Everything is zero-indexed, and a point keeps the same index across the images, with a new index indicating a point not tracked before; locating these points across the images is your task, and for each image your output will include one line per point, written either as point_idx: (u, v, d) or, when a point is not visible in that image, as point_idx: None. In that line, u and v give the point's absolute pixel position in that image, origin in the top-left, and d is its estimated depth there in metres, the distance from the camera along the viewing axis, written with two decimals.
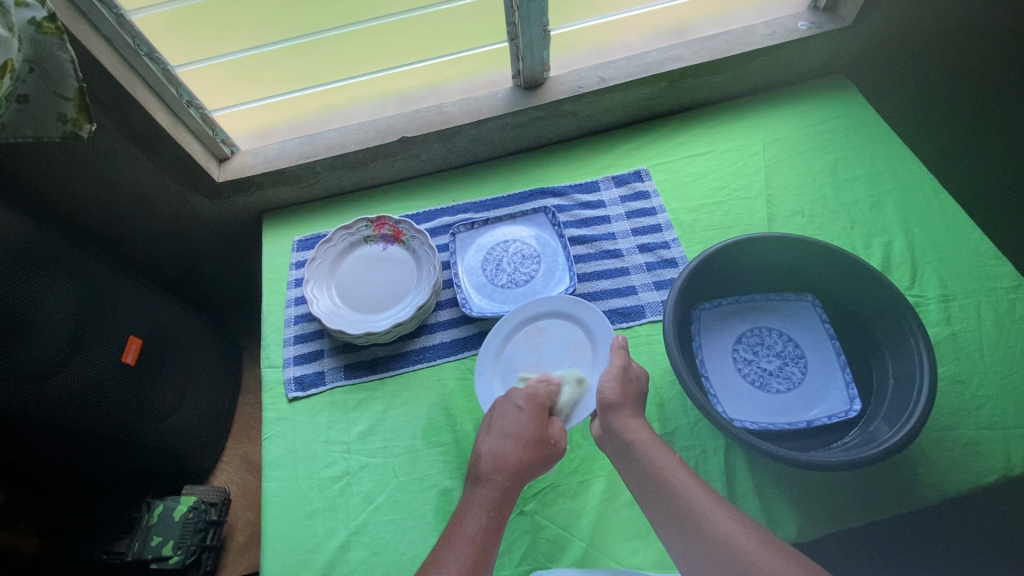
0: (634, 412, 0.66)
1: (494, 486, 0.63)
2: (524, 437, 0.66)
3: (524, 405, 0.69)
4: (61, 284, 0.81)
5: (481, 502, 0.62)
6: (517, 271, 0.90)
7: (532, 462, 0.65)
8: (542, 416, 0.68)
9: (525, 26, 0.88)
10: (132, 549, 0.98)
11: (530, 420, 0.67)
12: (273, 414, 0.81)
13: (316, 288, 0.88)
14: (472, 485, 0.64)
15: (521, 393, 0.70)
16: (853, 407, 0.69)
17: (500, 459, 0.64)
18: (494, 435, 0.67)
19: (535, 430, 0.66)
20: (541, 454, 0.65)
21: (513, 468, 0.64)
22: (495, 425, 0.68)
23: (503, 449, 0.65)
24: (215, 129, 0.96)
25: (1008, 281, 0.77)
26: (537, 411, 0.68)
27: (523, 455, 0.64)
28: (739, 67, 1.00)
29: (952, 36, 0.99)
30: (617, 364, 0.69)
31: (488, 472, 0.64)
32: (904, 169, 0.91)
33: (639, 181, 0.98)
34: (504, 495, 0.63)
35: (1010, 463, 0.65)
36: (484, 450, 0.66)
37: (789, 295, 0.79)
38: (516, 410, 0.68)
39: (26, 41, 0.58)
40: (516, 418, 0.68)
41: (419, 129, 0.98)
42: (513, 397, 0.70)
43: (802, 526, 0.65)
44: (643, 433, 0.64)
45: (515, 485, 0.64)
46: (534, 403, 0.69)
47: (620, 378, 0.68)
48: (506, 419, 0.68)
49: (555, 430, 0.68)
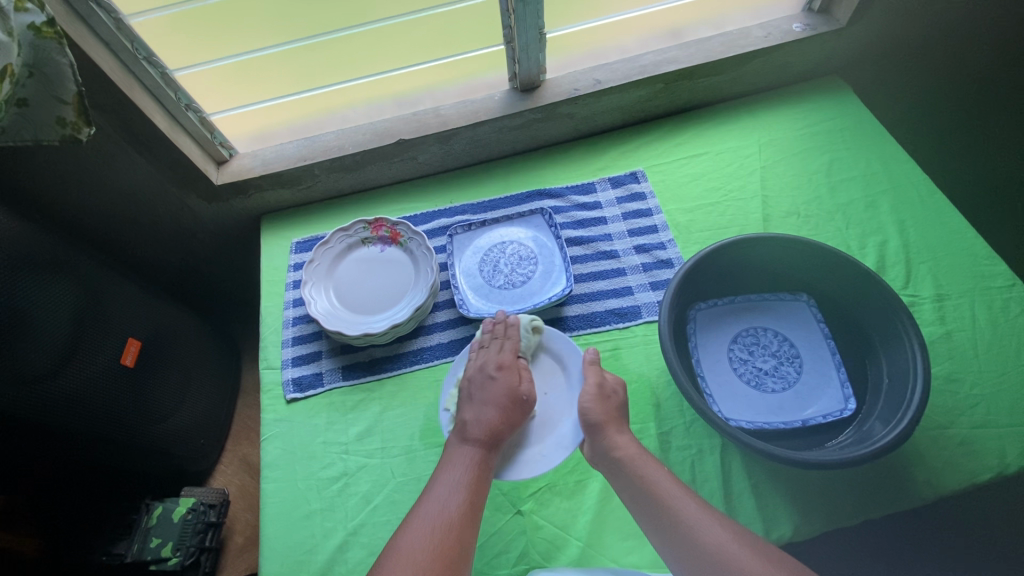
0: (620, 429, 0.67)
1: (478, 448, 0.65)
2: (504, 400, 0.69)
3: (498, 370, 0.71)
4: (61, 287, 0.82)
5: (465, 463, 0.64)
6: (514, 272, 0.91)
7: (513, 420, 0.68)
8: (515, 374, 0.71)
9: (521, 29, 0.89)
10: (131, 550, 0.98)
11: (507, 385, 0.70)
12: (271, 415, 0.81)
13: (314, 289, 0.89)
14: (455, 446, 0.66)
15: (492, 361, 0.72)
16: (847, 407, 0.70)
17: (484, 421, 0.67)
18: (474, 402, 0.69)
19: (512, 392, 0.69)
20: (521, 413, 0.69)
21: (496, 430, 0.66)
22: (475, 394, 0.70)
23: (484, 412, 0.67)
24: (213, 132, 0.97)
25: (1001, 280, 0.78)
26: (511, 372, 0.71)
27: (504, 417, 0.68)
28: (734, 69, 1.00)
29: (946, 38, 1.00)
30: (593, 381, 0.71)
31: (474, 436, 0.66)
32: (898, 170, 0.92)
33: (635, 182, 0.99)
34: (487, 455, 0.65)
35: (1004, 461, 0.65)
36: (467, 417, 0.68)
37: (784, 295, 0.79)
38: (491, 377, 0.70)
39: (26, 47, 0.58)
40: (492, 385, 0.70)
41: (416, 131, 0.98)
42: (484, 365, 0.72)
43: (797, 525, 0.65)
44: (631, 449, 0.64)
45: (498, 444, 0.66)
46: (506, 365, 0.72)
47: (598, 396, 0.69)
48: (481, 385, 0.70)
49: (529, 386, 0.72)
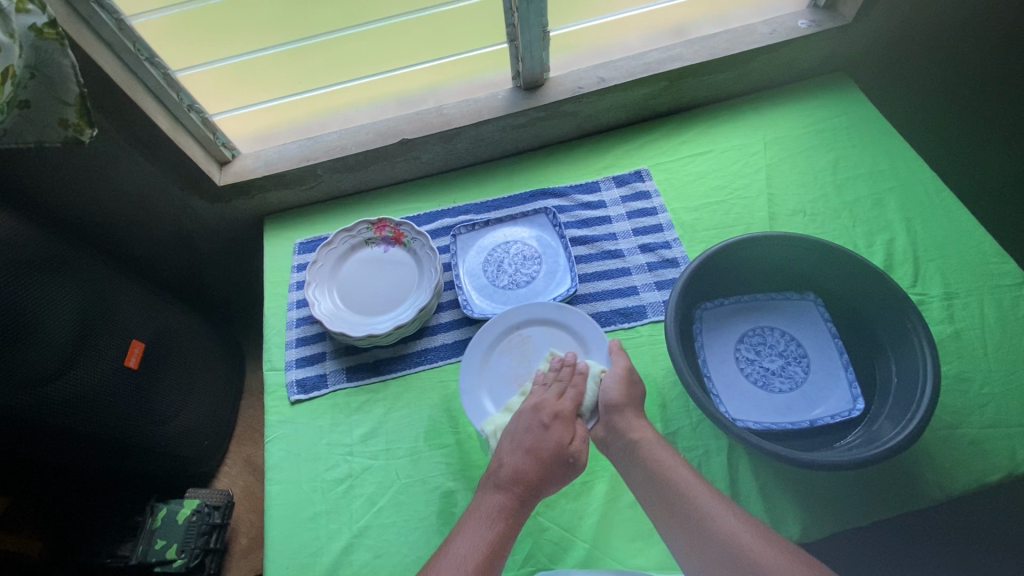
0: (637, 413, 0.67)
1: (511, 498, 0.61)
2: (550, 456, 0.63)
3: (551, 420, 0.66)
4: (64, 289, 0.82)
5: (494, 514, 0.60)
6: (518, 272, 0.90)
7: (552, 477, 0.63)
8: (567, 429, 0.66)
9: (524, 27, 0.88)
10: (135, 553, 0.99)
11: (556, 439, 0.64)
12: (275, 417, 0.81)
13: (318, 290, 0.88)
14: (488, 492, 0.63)
15: (548, 408, 0.67)
16: (856, 407, 0.69)
17: (520, 472, 0.62)
18: (516, 446, 0.65)
19: (558, 449, 0.63)
20: (562, 474, 0.63)
21: (532, 487, 0.62)
22: (519, 438, 0.65)
23: (527, 462, 0.63)
24: (215, 133, 0.96)
25: (1010, 278, 0.77)
26: (565, 426, 0.66)
27: (544, 471, 0.62)
28: (739, 66, 0.99)
29: (952, 34, 0.99)
30: (622, 366, 0.70)
31: (506, 484, 0.62)
32: (906, 167, 0.91)
33: (640, 181, 0.98)
34: (518, 510, 0.61)
35: (1015, 461, 0.64)
36: (505, 460, 0.64)
37: (791, 294, 0.79)
38: (542, 427, 0.65)
39: (27, 48, 0.58)
40: (543, 434, 0.65)
41: (419, 131, 0.98)
42: (538, 410, 0.67)
43: (805, 526, 0.65)
44: (649, 432, 0.64)
45: (533, 498, 0.62)
46: (561, 416, 0.66)
47: (624, 379, 0.69)
48: (530, 432, 0.65)
49: (580, 444, 0.65)
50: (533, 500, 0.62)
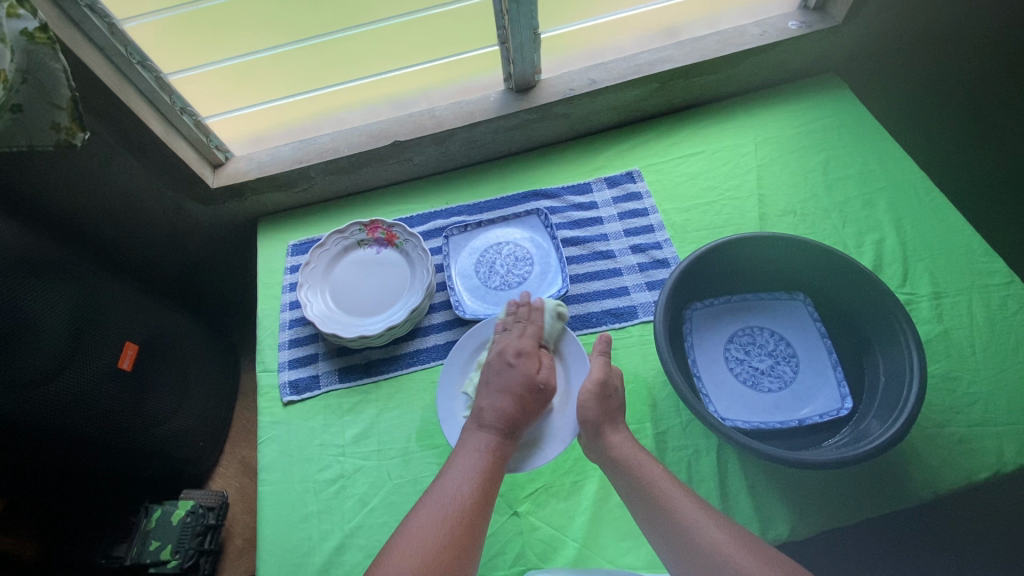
0: (614, 427, 0.66)
1: (495, 432, 0.63)
2: (523, 387, 0.66)
3: (516, 357, 0.69)
4: (56, 292, 0.82)
5: (481, 449, 0.62)
6: (509, 273, 0.90)
7: (529, 408, 0.66)
8: (533, 361, 0.69)
9: (515, 29, 0.89)
10: (130, 553, 0.99)
11: (525, 373, 0.67)
12: (268, 418, 0.82)
13: (310, 291, 0.89)
14: (471, 432, 0.64)
15: (512, 347, 0.70)
16: (845, 406, 0.69)
17: (498, 410, 0.65)
18: (491, 389, 0.67)
19: (529, 380, 0.67)
20: (537, 401, 0.67)
21: (513, 419, 0.64)
22: (491, 380, 0.68)
23: (501, 399, 0.65)
24: (209, 136, 0.97)
25: (999, 277, 0.77)
26: (530, 359, 0.69)
27: (520, 403, 0.65)
28: (730, 67, 1.00)
29: (942, 34, 1.00)
30: (596, 378, 0.68)
31: (489, 422, 0.64)
32: (896, 167, 0.91)
33: (631, 182, 0.99)
34: (503, 442, 0.63)
35: (1002, 459, 0.65)
36: (483, 402, 0.66)
37: (780, 294, 0.79)
38: (509, 366, 0.68)
39: (20, 52, 0.58)
40: (512, 372, 0.67)
41: (412, 133, 0.98)
42: (503, 352, 0.70)
43: (794, 525, 0.65)
44: (626, 447, 0.64)
45: (516, 430, 0.64)
46: (525, 353, 0.69)
47: (599, 395, 0.67)
48: (499, 373, 0.68)
49: (547, 373, 0.69)
50: (517, 433, 0.65)
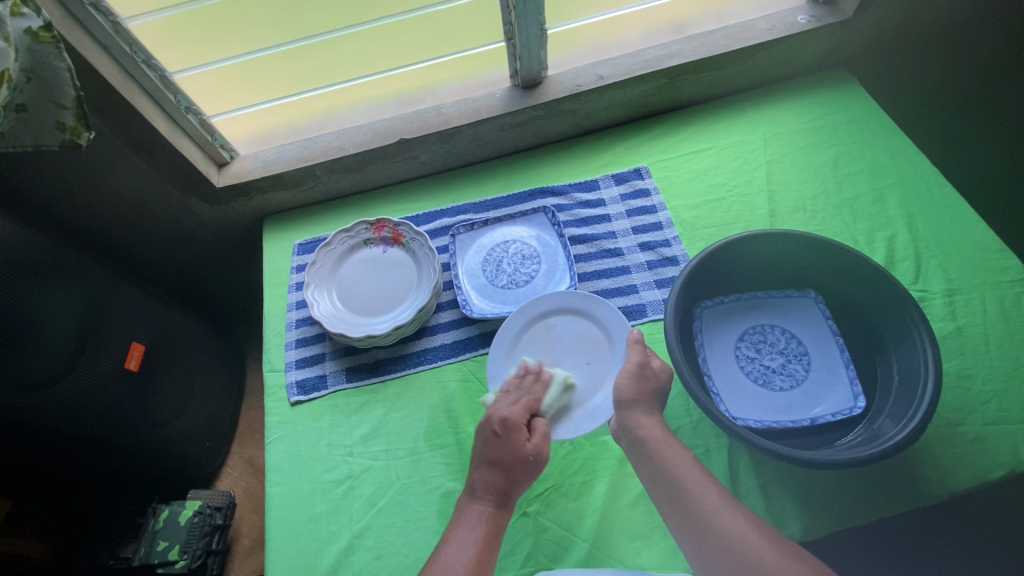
0: (648, 410, 0.66)
1: (489, 503, 0.64)
2: (508, 462, 0.66)
3: (502, 427, 0.68)
4: (62, 292, 0.81)
5: (475, 520, 0.63)
6: (517, 271, 0.90)
7: (519, 480, 0.65)
8: (522, 432, 0.68)
9: (522, 25, 0.88)
10: (138, 554, 0.98)
11: (512, 444, 0.67)
12: (275, 418, 0.81)
13: (316, 291, 0.88)
14: (465, 504, 0.65)
15: (499, 416, 0.69)
16: (857, 404, 0.69)
17: (488, 482, 0.65)
18: (479, 461, 0.67)
19: (517, 452, 0.66)
20: (525, 474, 0.66)
21: (505, 488, 0.65)
22: (479, 452, 0.68)
23: (490, 471, 0.65)
24: (213, 134, 0.96)
25: (1013, 273, 0.76)
26: (517, 429, 0.68)
27: (509, 475, 0.65)
28: (739, 62, 0.99)
29: (954, 27, 0.98)
30: (634, 360, 0.69)
31: (481, 493, 0.65)
32: (906, 162, 0.90)
33: (639, 179, 0.98)
34: (496, 513, 0.64)
35: (1017, 458, 0.64)
36: (475, 474, 0.67)
37: (791, 291, 0.78)
38: (495, 436, 0.67)
39: (24, 51, 0.58)
40: (496, 444, 0.67)
41: (417, 130, 0.98)
42: (492, 421, 0.69)
43: (806, 524, 0.64)
44: (656, 430, 0.64)
45: (508, 501, 0.65)
46: (513, 421, 0.68)
47: (636, 375, 0.68)
48: (486, 444, 0.68)
49: (539, 445, 0.67)
50: (511, 502, 0.65)
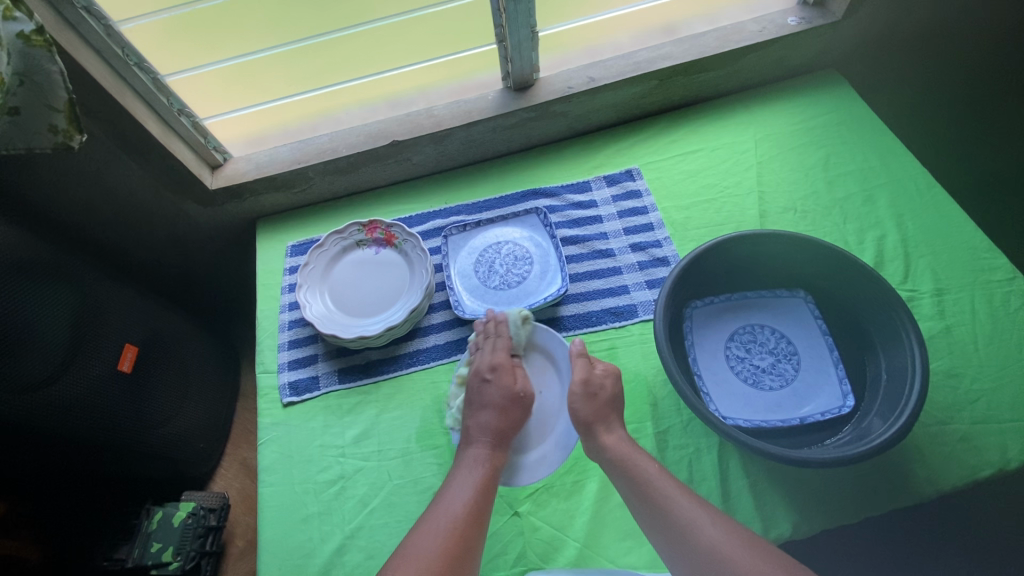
0: (609, 426, 0.66)
1: (485, 446, 0.66)
2: (501, 402, 0.68)
3: (489, 373, 0.71)
4: (54, 294, 0.82)
5: (472, 461, 0.65)
6: (509, 272, 0.90)
7: (517, 417, 0.68)
8: (507, 372, 0.71)
9: (512, 28, 0.88)
10: (132, 555, 0.98)
11: (502, 385, 0.70)
12: (268, 419, 0.82)
13: (309, 293, 0.88)
14: (463, 451, 0.66)
15: (483, 365, 0.72)
16: (846, 403, 0.69)
17: (484, 423, 0.67)
18: (473, 409, 0.69)
19: (506, 392, 0.69)
20: (521, 410, 0.69)
21: (501, 428, 0.67)
22: (472, 401, 0.70)
23: (485, 414, 0.68)
24: (207, 137, 0.97)
25: (1002, 273, 0.77)
26: (503, 372, 0.71)
27: (503, 416, 0.67)
28: (730, 64, 0.99)
29: (944, 28, 0.99)
30: (579, 378, 0.69)
31: (478, 436, 0.66)
32: (897, 163, 0.91)
33: (630, 180, 0.98)
34: (496, 453, 0.66)
35: (1005, 456, 0.64)
36: (470, 422, 0.68)
37: (781, 291, 0.79)
38: (483, 382, 0.70)
39: (15, 55, 0.58)
40: (487, 389, 0.70)
41: (410, 132, 0.98)
42: (477, 371, 0.72)
43: (796, 523, 0.65)
44: (621, 445, 0.64)
45: (506, 441, 0.67)
46: (498, 366, 0.71)
47: (584, 394, 0.68)
48: (475, 392, 0.70)
49: (524, 382, 0.71)
50: (507, 443, 0.67)
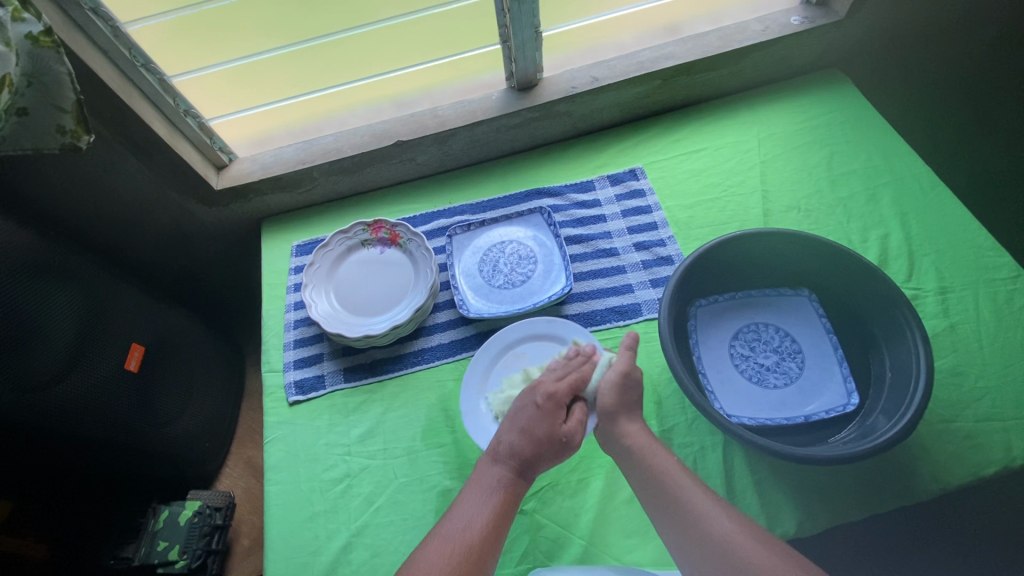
0: (630, 418, 0.66)
1: (508, 471, 0.62)
2: (543, 434, 0.63)
3: (546, 401, 0.65)
4: (62, 294, 0.82)
5: (492, 485, 0.61)
6: (513, 271, 0.91)
7: (547, 457, 0.63)
8: (562, 409, 0.65)
9: (517, 28, 0.89)
10: (138, 554, 0.99)
11: (550, 419, 0.64)
12: (274, 418, 0.82)
13: (315, 292, 0.89)
14: (486, 466, 0.63)
15: (542, 390, 0.66)
16: (850, 401, 0.69)
17: (514, 447, 0.63)
18: (512, 425, 0.65)
19: (553, 429, 0.63)
20: (557, 454, 0.63)
21: (529, 462, 0.62)
22: (513, 418, 0.66)
23: (523, 438, 0.63)
24: (212, 137, 0.97)
25: (1006, 271, 0.77)
26: (557, 406, 0.65)
27: (538, 450, 0.62)
28: (733, 64, 1.00)
29: (946, 27, 0.99)
30: (620, 369, 0.68)
31: (504, 457, 0.63)
32: (900, 162, 0.91)
33: (634, 179, 0.99)
34: (516, 483, 0.62)
35: (1010, 454, 0.64)
36: (503, 436, 0.64)
37: (785, 290, 0.79)
38: (533, 407, 0.65)
39: (24, 56, 0.58)
40: (535, 412, 0.64)
41: (414, 132, 0.98)
42: (534, 390, 0.67)
43: (801, 521, 0.65)
44: (641, 437, 0.64)
45: (530, 474, 0.63)
46: (556, 398, 0.65)
47: (619, 385, 0.67)
48: (524, 411, 0.65)
49: (576, 426, 0.65)
50: (531, 476, 0.63)
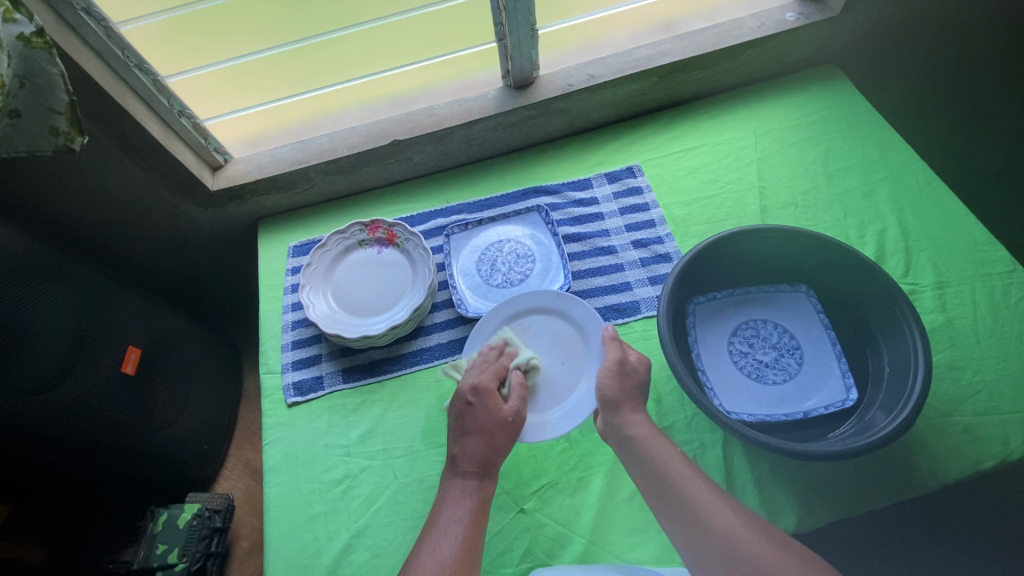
0: (634, 407, 0.66)
1: (471, 477, 0.62)
2: (484, 425, 0.64)
3: (473, 396, 0.66)
4: (57, 296, 0.82)
5: (460, 495, 0.61)
6: (512, 270, 0.90)
7: (502, 441, 0.64)
8: (496, 397, 0.67)
9: (513, 26, 0.88)
10: (137, 557, 0.98)
11: (486, 410, 0.65)
12: (273, 419, 0.82)
13: (311, 292, 0.88)
14: (448, 480, 0.63)
15: (467, 387, 0.68)
16: (849, 397, 0.69)
17: (469, 451, 0.63)
18: (458, 434, 0.65)
19: (494, 416, 0.65)
20: (507, 435, 0.65)
21: (486, 459, 0.63)
22: (456, 426, 0.66)
23: (470, 441, 0.64)
24: (207, 137, 0.97)
25: (1002, 265, 0.77)
26: (489, 396, 0.66)
27: (489, 440, 0.64)
28: (729, 60, 1.00)
29: (939, 23, 1.00)
30: (613, 358, 0.69)
31: (463, 466, 0.63)
32: (896, 157, 0.91)
33: (631, 177, 0.99)
34: (483, 481, 0.62)
35: (1008, 448, 0.65)
36: (454, 449, 0.65)
37: (783, 286, 0.79)
38: (466, 407, 0.66)
39: (16, 57, 0.57)
40: (469, 412, 0.66)
41: (410, 131, 0.98)
42: (460, 393, 0.68)
43: (801, 516, 0.65)
44: (644, 427, 0.63)
45: (492, 469, 0.63)
46: (483, 389, 0.67)
47: (617, 373, 0.68)
48: (460, 415, 0.66)
49: (514, 405, 0.66)
50: (494, 469, 0.63)
